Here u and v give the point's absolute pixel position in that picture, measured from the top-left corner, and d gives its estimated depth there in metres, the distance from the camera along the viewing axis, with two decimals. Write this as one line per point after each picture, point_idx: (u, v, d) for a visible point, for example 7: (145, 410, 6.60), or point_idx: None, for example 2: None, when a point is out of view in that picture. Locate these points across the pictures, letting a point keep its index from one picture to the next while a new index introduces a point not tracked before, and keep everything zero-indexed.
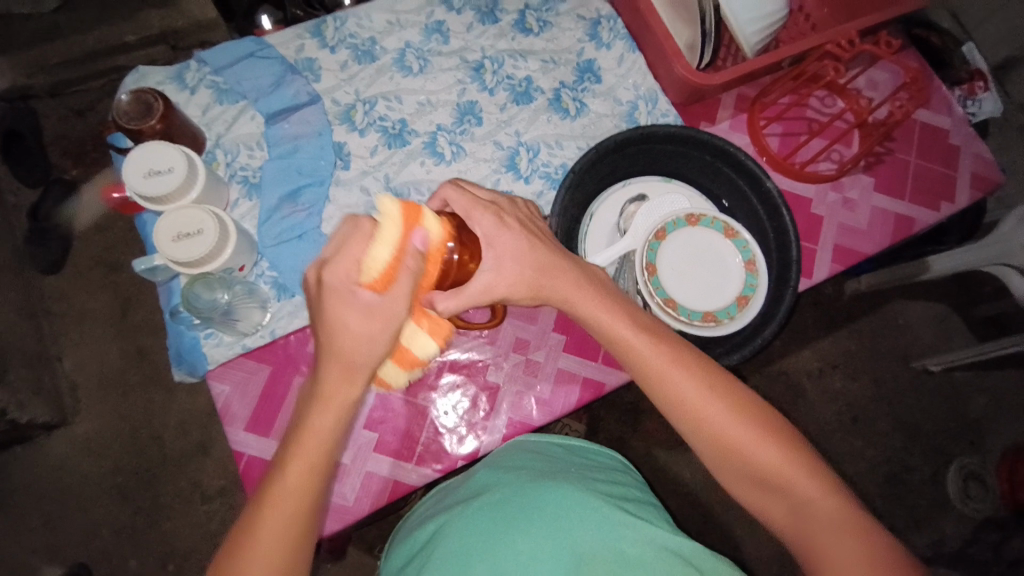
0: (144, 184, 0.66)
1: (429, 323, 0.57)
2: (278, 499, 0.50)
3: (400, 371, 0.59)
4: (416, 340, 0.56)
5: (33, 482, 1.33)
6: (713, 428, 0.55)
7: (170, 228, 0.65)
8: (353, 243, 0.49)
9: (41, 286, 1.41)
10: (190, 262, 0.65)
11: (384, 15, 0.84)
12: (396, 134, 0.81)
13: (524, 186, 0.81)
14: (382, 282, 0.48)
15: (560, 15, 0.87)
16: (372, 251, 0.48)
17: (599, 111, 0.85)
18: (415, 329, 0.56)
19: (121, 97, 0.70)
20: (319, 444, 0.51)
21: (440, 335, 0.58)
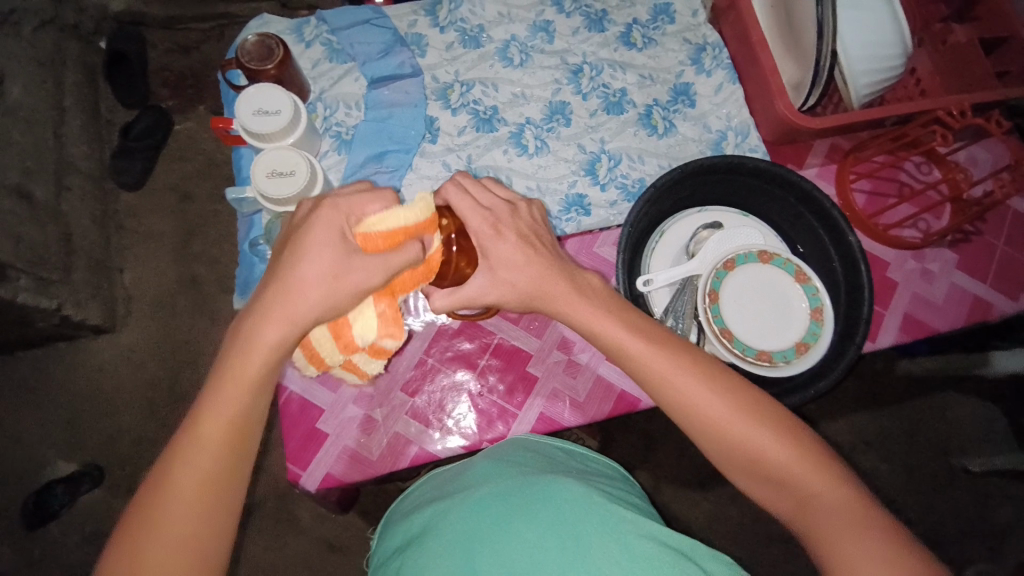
0: (251, 119, 0.70)
1: (386, 307, 0.51)
2: (207, 435, 0.47)
3: (329, 348, 0.50)
4: (364, 319, 0.50)
5: (72, 378, 1.42)
6: (716, 426, 0.53)
7: (267, 164, 0.68)
8: (368, 200, 0.51)
9: (117, 200, 1.53)
10: (278, 200, 0.68)
11: (497, 6, 0.87)
12: (486, 119, 0.83)
13: (599, 193, 0.81)
14: (382, 244, 0.50)
15: (665, 35, 0.89)
16: (389, 212, 0.50)
17: (687, 134, 0.85)
18: (370, 307, 0.50)
19: (247, 38, 0.74)
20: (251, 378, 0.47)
21: (392, 329, 0.51)
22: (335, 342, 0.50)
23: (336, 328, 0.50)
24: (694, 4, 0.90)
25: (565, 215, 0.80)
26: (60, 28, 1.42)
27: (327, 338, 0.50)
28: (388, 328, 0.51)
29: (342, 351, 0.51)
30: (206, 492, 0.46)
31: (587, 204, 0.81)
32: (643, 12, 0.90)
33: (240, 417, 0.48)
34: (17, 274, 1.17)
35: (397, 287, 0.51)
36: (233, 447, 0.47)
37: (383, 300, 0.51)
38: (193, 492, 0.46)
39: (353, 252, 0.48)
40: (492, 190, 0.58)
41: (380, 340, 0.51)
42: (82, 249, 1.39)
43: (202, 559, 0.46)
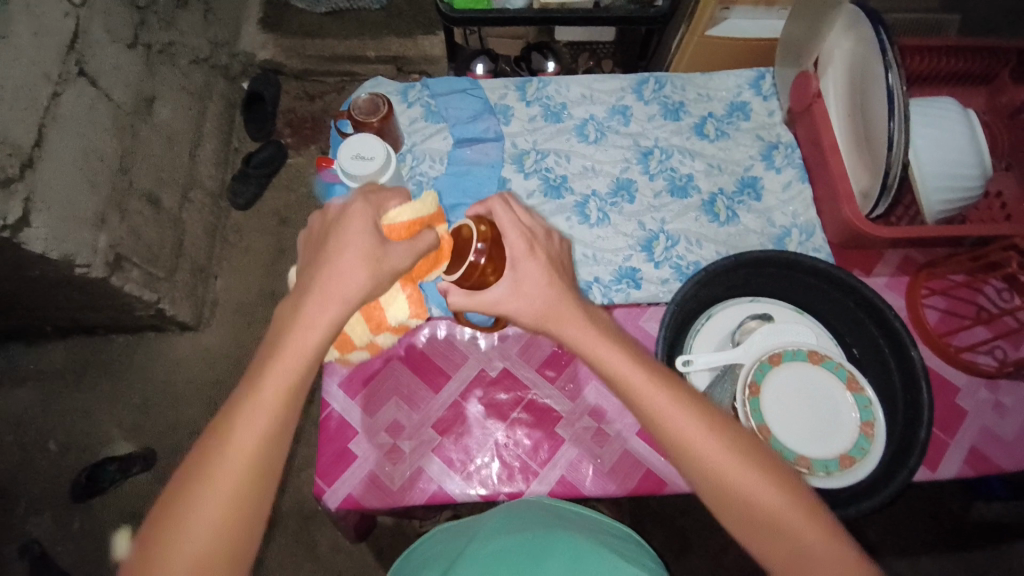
0: (350, 163, 0.80)
1: (410, 291, 0.67)
2: (256, 388, 0.50)
3: (364, 329, 0.67)
4: (397, 303, 0.67)
5: (151, 366, 1.58)
6: (717, 472, 0.51)
7: None
8: (400, 200, 0.64)
9: (228, 216, 1.78)
10: None
11: (581, 88, 0.96)
12: (555, 187, 0.88)
13: (653, 270, 0.83)
14: (403, 232, 0.63)
15: (739, 131, 0.92)
16: (404, 207, 0.64)
17: (749, 226, 0.86)
18: (398, 291, 0.66)
19: (360, 96, 0.86)
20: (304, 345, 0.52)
21: (417, 310, 0.69)
22: (368, 322, 0.67)
23: (370, 312, 0.66)
24: (770, 106, 0.94)
25: (616, 286, 0.82)
26: (211, 67, 1.74)
27: (363, 322, 0.67)
28: (415, 309, 0.69)
29: (373, 328, 0.67)
30: (251, 444, 0.48)
31: (639, 278, 0.82)
32: (719, 107, 0.95)
33: (292, 383, 0.51)
34: (132, 266, 1.36)
35: (420, 272, 0.66)
36: (282, 404, 0.50)
37: (408, 286, 0.67)
38: (257, 440, 0.48)
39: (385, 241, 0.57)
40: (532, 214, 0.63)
41: (408, 317, 0.69)
42: (189, 253, 1.59)
43: (241, 509, 0.47)
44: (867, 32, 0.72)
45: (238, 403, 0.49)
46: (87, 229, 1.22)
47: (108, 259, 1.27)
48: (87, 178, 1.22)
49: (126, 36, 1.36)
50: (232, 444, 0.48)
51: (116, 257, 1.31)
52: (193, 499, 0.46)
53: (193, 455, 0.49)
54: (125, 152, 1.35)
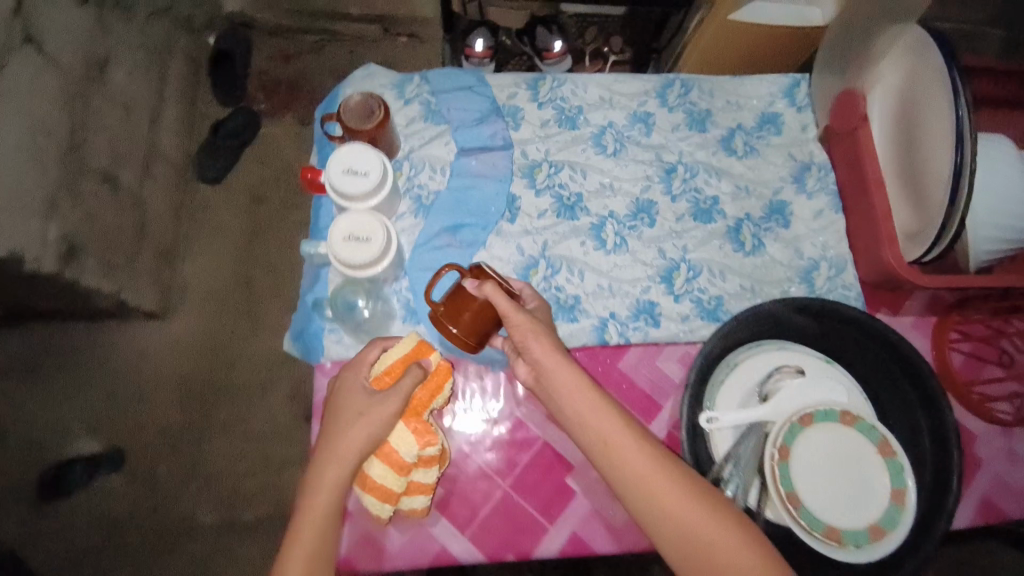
0: (341, 179, 0.70)
1: (416, 424, 0.64)
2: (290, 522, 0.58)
3: (392, 477, 0.63)
4: (402, 439, 0.63)
5: (116, 357, 1.48)
6: (685, 538, 0.54)
7: (345, 227, 0.68)
8: (373, 348, 0.67)
9: (196, 191, 1.63)
10: (355, 264, 0.68)
11: (599, 90, 0.86)
12: (568, 206, 0.80)
13: (672, 304, 0.77)
14: (388, 379, 0.64)
15: (769, 147, 0.85)
16: (385, 354, 0.66)
17: (776, 257, 0.80)
18: (403, 429, 0.63)
19: (351, 95, 0.74)
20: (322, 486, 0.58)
21: (428, 437, 0.64)
22: (389, 467, 0.63)
23: (385, 457, 0.63)
24: (804, 119, 0.86)
25: (633, 322, 0.76)
26: (173, 19, 1.55)
27: (386, 470, 0.63)
28: (424, 437, 0.63)
29: (399, 472, 0.63)
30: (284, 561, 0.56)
31: (658, 314, 0.76)
32: (748, 118, 0.86)
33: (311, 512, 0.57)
34: (88, 255, 1.24)
35: (418, 407, 0.65)
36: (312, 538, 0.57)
37: (411, 419, 0.64)
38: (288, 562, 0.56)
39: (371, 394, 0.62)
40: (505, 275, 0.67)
41: (422, 450, 0.64)
42: (154, 235, 1.47)
43: None
44: (933, 63, 0.66)
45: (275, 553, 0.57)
46: (32, 219, 1.09)
47: (60, 251, 1.16)
48: (30, 157, 1.08)
49: None
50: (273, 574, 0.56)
51: (69, 248, 1.19)
52: None
53: None
54: (75, 127, 1.20)
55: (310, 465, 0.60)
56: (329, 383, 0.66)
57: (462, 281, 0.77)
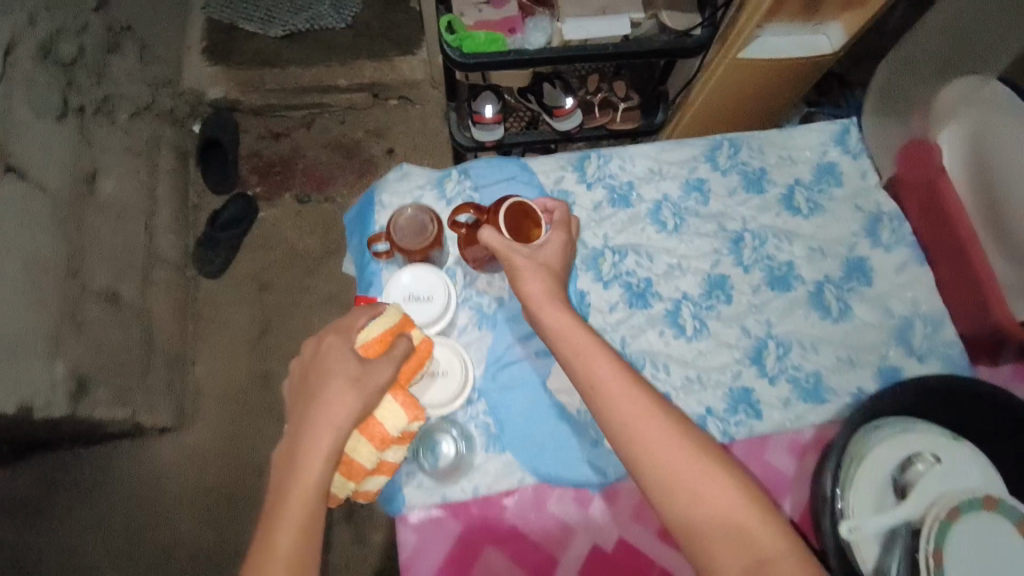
0: (405, 308, 0.67)
1: (402, 398, 0.59)
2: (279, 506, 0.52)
3: (369, 450, 0.58)
4: (391, 414, 0.59)
5: (133, 479, 1.38)
6: (702, 496, 0.52)
7: (422, 365, 0.67)
8: (361, 311, 0.62)
9: (198, 287, 1.53)
10: (439, 400, 0.66)
11: (647, 161, 0.81)
12: (639, 294, 0.75)
13: (769, 387, 0.71)
14: (377, 349, 0.60)
15: (834, 200, 0.80)
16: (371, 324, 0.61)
17: (865, 319, 0.75)
18: (391, 401, 0.59)
19: (400, 212, 0.70)
20: (312, 462, 0.53)
21: (416, 413, 0.60)
22: (369, 439, 0.58)
23: (368, 429, 0.58)
24: (862, 165, 0.81)
25: (733, 416, 0.70)
26: (157, 114, 1.47)
27: (363, 442, 0.58)
28: (412, 413, 0.59)
29: (379, 446, 0.58)
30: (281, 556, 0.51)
31: (756, 402, 0.71)
32: (805, 171, 0.82)
33: (306, 498, 0.53)
34: (98, 384, 1.16)
35: (406, 377, 0.61)
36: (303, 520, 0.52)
37: (397, 394, 0.60)
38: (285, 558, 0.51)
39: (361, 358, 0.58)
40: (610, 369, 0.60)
41: (409, 425, 0.60)
42: (161, 345, 1.37)
43: None
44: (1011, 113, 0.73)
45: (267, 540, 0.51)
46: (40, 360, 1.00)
47: (70, 389, 1.08)
48: (26, 298, 1.00)
49: (53, 104, 1.11)
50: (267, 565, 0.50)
51: (80, 382, 1.11)
52: None
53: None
54: (72, 251, 1.11)
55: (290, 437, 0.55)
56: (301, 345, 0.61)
57: (542, 395, 0.70)
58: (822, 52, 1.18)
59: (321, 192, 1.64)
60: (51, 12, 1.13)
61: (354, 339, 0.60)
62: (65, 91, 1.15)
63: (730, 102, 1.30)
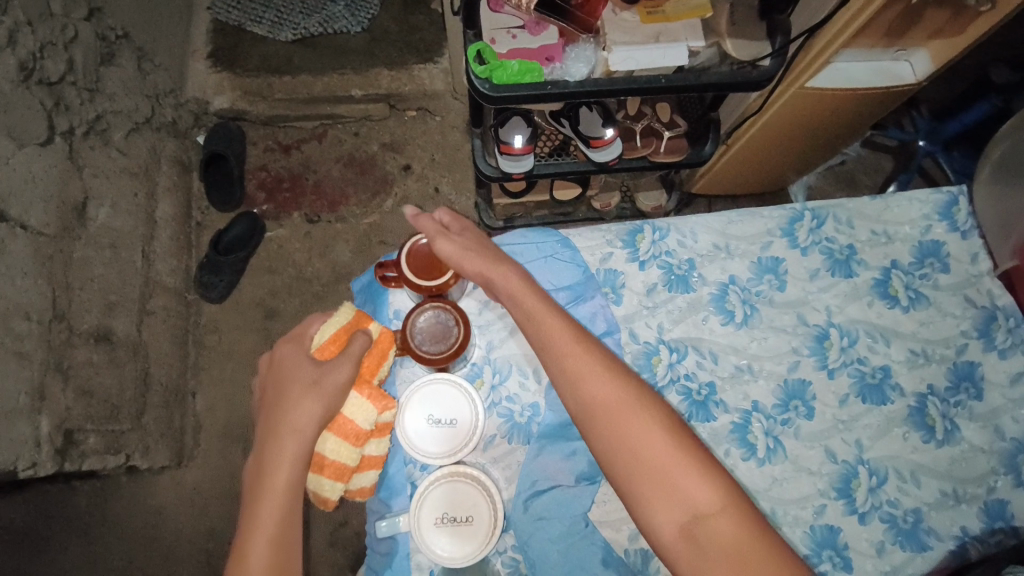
0: (428, 432, 0.60)
1: (369, 391, 0.57)
2: (257, 517, 0.52)
3: (348, 449, 0.56)
4: (358, 409, 0.56)
5: (128, 519, 1.29)
6: (691, 517, 0.52)
7: (443, 506, 0.58)
8: (313, 320, 0.60)
9: (200, 312, 1.43)
10: (463, 549, 0.57)
11: (712, 235, 0.68)
12: (701, 403, 0.63)
13: (858, 526, 0.59)
14: (332, 349, 0.58)
15: (938, 289, 0.67)
16: (322, 326, 0.59)
17: (974, 442, 0.62)
18: (357, 397, 0.56)
19: (417, 316, 0.60)
20: (289, 471, 0.53)
21: (386, 402, 0.57)
22: (341, 439, 0.56)
23: (340, 428, 0.56)
24: (973, 246, 0.68)
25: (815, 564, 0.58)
26: (158, 127, 1.37)
27: (341, 442, 0.56)
28: (382, 403, 0.57)
29: (354, 443, 0.56)
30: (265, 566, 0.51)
31: (845, 547, 0.58)
32: (904, 251, 0.68)
33: (282, 508, 0.52)
34: (88, 433, 1.08)
35: (369, 371, 0.58)
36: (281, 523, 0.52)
37: (363, 387, 0.57)
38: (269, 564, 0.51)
39: (318, 363, 0.56)
40: (637, 450, 0.53)
41: (381, 416, 0.57)
42: (160, 380, 1.28)
43: None
44: None
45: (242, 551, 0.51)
46: (20, 419, 0.92)
47: (56, 444, 0.99)
48: (9, 349, 0.91)
49: (38, 132, 1.00)
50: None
51: (66, 435, 1.02)
52: None
53: None
54: (57, 290, 1.01)
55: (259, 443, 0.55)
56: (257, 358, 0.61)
57: (582, 530, 0.59)
58: (903, 81, 1.02)
59: (332, 211, 1.52)
60: (34, 28, 1.01)
61: (309, 345, 0.58)
62: (50, 113, 1.04)
63: (788, 132, 1.15)
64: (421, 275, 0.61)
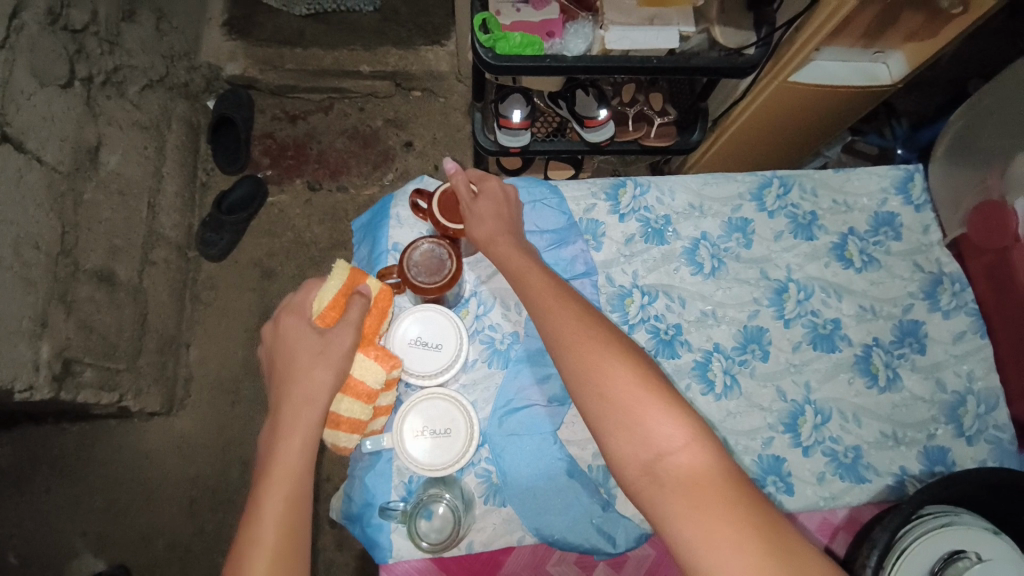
0: (412, 356, 0.64)
1: (376, 352, 0.60)
2: (272, 482, 0.54)
3: (360, 407, 0.60)
4: (366, 369, 0.59)
5: (115, 462, 1.32)
6: (649, 450, 0.52)
7: (421, 423, 0.61)
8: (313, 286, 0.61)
9: (198, 269, 1.48)
10: (436, 464, 0.60)
11: (688, 196, 0.74)
12: (667, 341, 0.68)
13: (802, 458, 0.65)
14: (333, 315, 0.60)
15: (890, 255, 0.73)
16: (321, 291, 0.60)
17: (915, 391, 0.68)
18: (364, 359, 0.59)
19: (417, 244, 0.63)
20: (302, 440, 0.56)
21: (391, 361, 0.60)
22: (354, 397, 0.59)
23: (352, 390, 0.59)
24: (925, 219, 0.74)
25: (761, 487, 0.64)
26: (170, 87, 1.41)
27: (353, 402, 0.59)
28: (387, 361, 0.60)
29: (365, 400, 0.59)
30: (278, 526, 0.53)
31: (788, 474, 0.64)
32: (861, 220, 0.74)
33: (295, 474, 0.55)
34: (84, 366, 1.12)
35: (372, 332, 0.61)
36: (294, 486, 0.55)
37: (369, 348, 0.60)
38: (282, 525, 0.53)
39: (323, 333, 0.59)
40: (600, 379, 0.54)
41: (390, 374, 0.60)
42: (155, 328, 1.32)
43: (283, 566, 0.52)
44: None
45: (257, 514, 0.53)
46: (22, 341, 0.96)
47: (54, 371, 1.03)
48: (17, 274, 0.95)
49: (59, 73, 1.05)
50: (265, 537, 0.52)
51: (65, 364, 1.06)
52: None
53: (234, 556, 0.53)
54: (66, 227, 1.06)
55: (272, 412, 0.58)
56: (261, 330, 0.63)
57: (550, 448, 0.64)
58: (878, 81, 1.10)
59: (334, 180, 1.57)
60: None
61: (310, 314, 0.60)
62: (71, 58, 1.09)
63: (769, 124, 1.21)
64: (445, 214, 0.66)
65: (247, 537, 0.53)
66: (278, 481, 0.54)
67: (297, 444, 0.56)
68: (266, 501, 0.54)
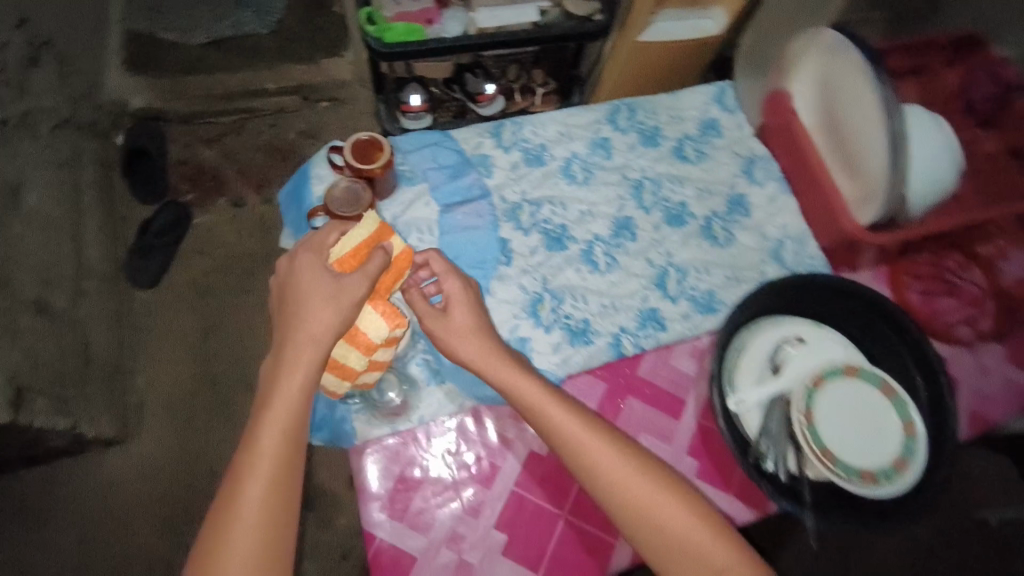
0: None
1: (383, 307, 0.67)
2: (269, 417, 0.59)
3: (356, 355, 0.66)
4: (374, 321, 0.66)
5: (83, 499, 1.33)
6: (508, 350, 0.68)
7: None
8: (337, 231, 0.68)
9: (133, 300, 1.50)
10: None
11: (557, 126, 0.92)
12: (556, 238, 0.85)
13: (672, 306, 0.83)
14: (352, 262, 0.67)
15: (716, 149, 0.94)
16: (347, 236, 0.67)
17: (746, 244, 0.88)
18: (373, 311, 0.66)
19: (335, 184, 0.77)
20: (302, 381, 0.60)
21: (396, 320, 0.67)
22: (352, 345, 0.66)
23: (355, 339, 0.66)
24: (738, 119, 0.96)
25: (642, 330, 0.81)
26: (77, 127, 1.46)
27: (351, 349, 0.66)
28: (393, 320, 0.67)
29: (363, 350, 0.66)
30: (277, 455, 0.58)
31: (661, 318, 0.82)
32: (691, 126, 0.95)
33: (294, 410, 0.59)
34: (35, 396, 1.15)
35: (384, 287, 0.68)
36: (291, 419, 0.59)
37: (379, 303, 0.67)
38: (278, 452, 0.58)
39: (339, 276, 0.63)
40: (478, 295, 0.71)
41: (392, 332, 0.67)
42: (100, 357, 1.35)
43: (280, 489, 0.58)
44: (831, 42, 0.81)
45: (257, 441, 0.58)
46: None
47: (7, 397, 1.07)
48: None
49: None
50: (263, 464, 0.58)
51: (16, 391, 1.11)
52: (240, 521, 0.56)
53: (230, 483, 0.58)
54: None
55: (276, 348, 0.62)
56: (276, 262, 0.67)
57: None
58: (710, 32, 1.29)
59: (257, 193, 1.63)
60: None
61: (330, 256, 0.66)
62: None
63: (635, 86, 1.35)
64: (361, 161, 0.80)
65: (243, 466, 0.58)
66: (272, 417, 0.59)
67: (299, 380, 0.60)
68: (266, 433, 0.58)
